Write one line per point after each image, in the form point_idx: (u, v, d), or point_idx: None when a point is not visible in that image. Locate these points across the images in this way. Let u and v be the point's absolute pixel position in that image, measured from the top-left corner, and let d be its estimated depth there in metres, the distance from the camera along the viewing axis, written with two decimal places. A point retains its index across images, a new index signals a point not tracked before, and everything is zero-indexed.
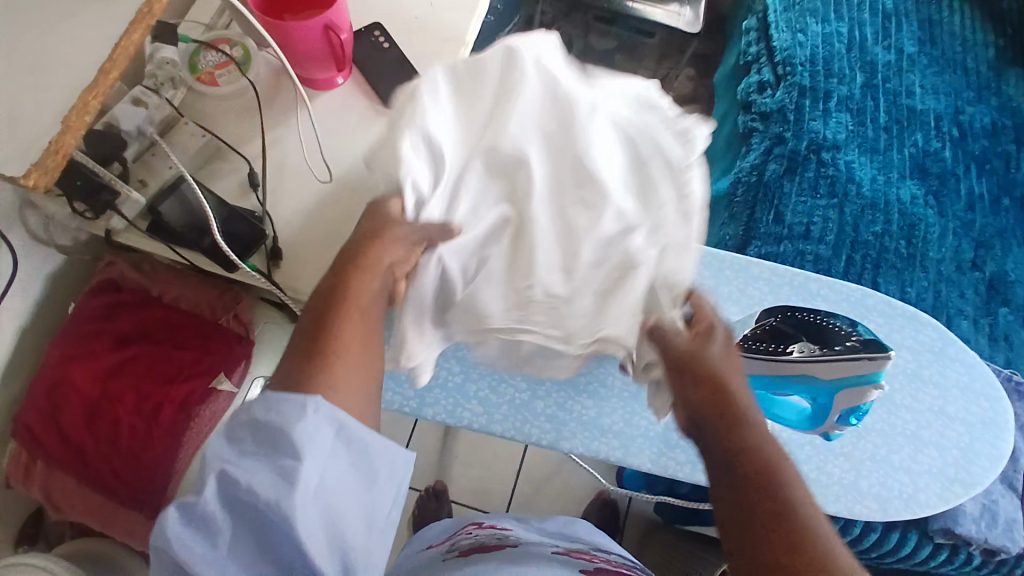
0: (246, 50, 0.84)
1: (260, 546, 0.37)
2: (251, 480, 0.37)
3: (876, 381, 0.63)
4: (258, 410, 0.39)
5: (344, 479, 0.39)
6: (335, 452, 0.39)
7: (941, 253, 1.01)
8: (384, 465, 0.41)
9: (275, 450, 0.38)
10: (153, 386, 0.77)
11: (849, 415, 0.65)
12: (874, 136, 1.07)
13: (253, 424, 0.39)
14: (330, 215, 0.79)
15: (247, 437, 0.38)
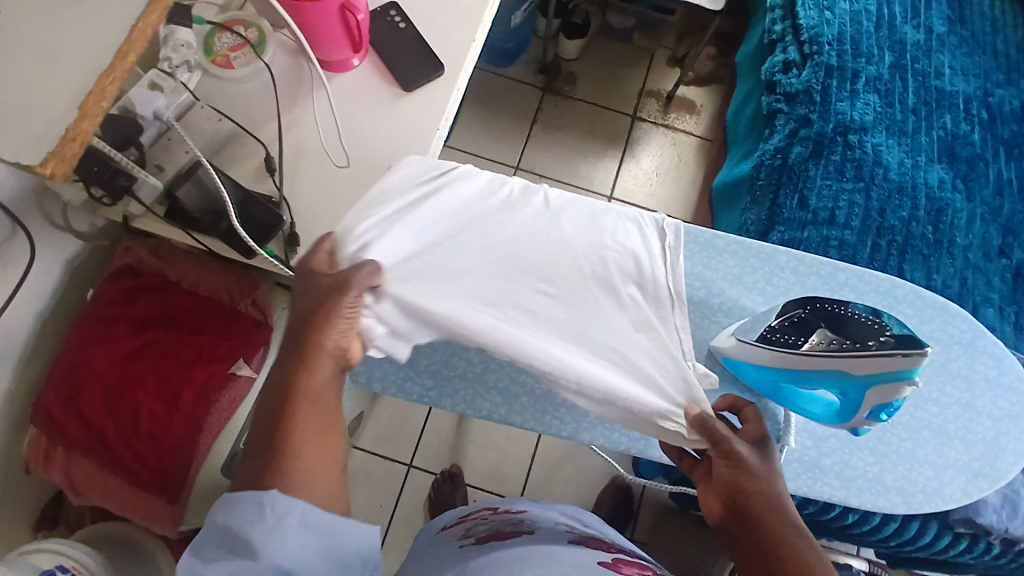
0: (261, 31, 0.82)
1: None
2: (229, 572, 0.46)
3: (912, 379, 0.59)
4: (224, 513, 0.47)
5: (310, 560, 0.47)
6: (298, 541, 0.47)
7: (968, 240, 0.98)
8: (349, 539, 0.49)
9: (243, 547, 0.46)
10: (172, 370, 0.77)
11: (879, 411, 0.63)
12: (902, 118, 1.03)
13: (221, 525, 0.47)
14: (347, 202, 0.79)
15: (214, 543, 0.47)
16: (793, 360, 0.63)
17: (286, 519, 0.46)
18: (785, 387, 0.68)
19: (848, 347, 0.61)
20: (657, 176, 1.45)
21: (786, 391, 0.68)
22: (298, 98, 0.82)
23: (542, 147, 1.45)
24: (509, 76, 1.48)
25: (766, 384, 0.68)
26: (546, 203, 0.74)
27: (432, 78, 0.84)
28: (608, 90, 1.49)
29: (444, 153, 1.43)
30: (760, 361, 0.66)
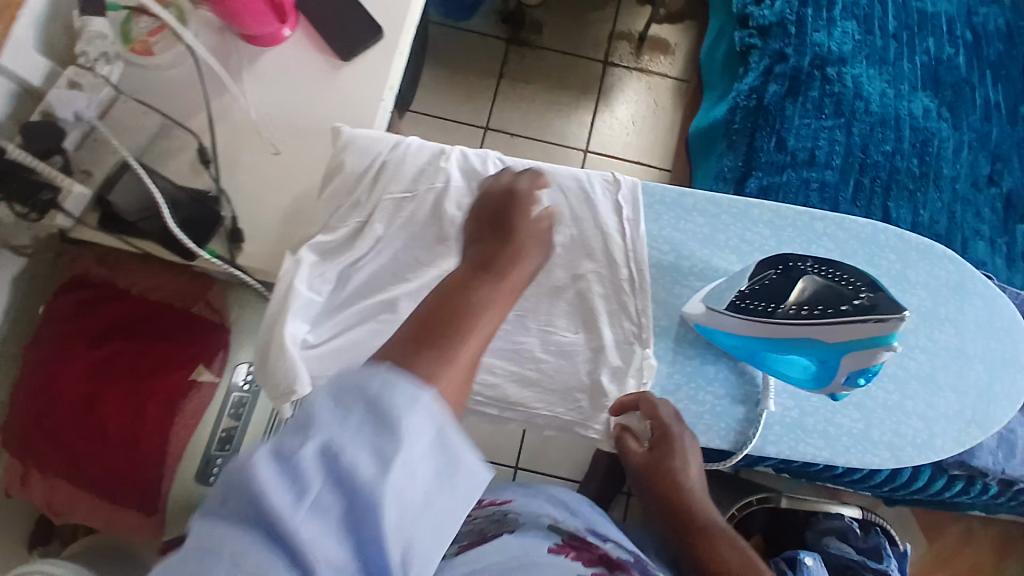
0: (181, 11, 0.76)
1: (327, 534, 0.33)
2: (341, 450, 0.33)
3: (889, 344, 0.56)
4: (375, 381, 0.35)
5: (427, 489, 0.36)
6: (428, 455, 0.36)
7: (956, 170, 0.94)
8: (463, 481, 0.38)
9: (377, 427, 0.34)
10: (133, 384, 0.74)
11: (858, 376, 0.59)
12: (883, 45, 0.97)
13: (359, 380, 0.35)
14: (290, 189, 0.74)
15: (353, 407, 0.35)
16: (767, 327, 0.60)
17: (429, 433, 0.36)
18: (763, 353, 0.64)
19: (819, 312, 0.57)
20: (634, 124, 1.38)
21: (763, 357, 0.64)
22: (228, 80, 0.76)
23: (511, 104, 1.38)
24: (470, 29, 1.40)
25: (745, 349, 0.64)
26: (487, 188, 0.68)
27: (371, 45, 0.78)
28: (575, 36, 1.41)
29: (409, 120, 1.35)
30: (735, 328, 0.63)
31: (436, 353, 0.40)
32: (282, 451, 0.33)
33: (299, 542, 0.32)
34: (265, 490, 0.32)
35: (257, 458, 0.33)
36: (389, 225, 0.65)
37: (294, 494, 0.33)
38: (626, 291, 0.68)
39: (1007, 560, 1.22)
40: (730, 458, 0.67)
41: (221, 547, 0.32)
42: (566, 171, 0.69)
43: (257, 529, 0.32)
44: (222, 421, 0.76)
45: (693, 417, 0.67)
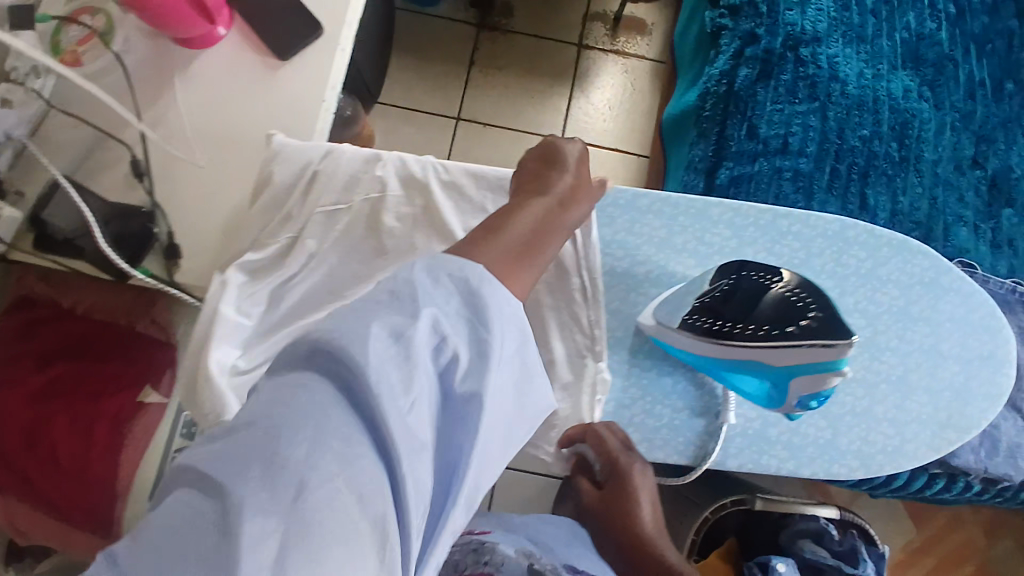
0: (110, 17, 0.73)
1: (431, 403, 0.41)
2: (444, 332, 0.42)
3: (837, 369, 0.54)
4: (474, 275, 0.45)
5: (505, 387, 0.45)
6: (511, 360, 0.45)
7: (937, 153, 0.89)
8: (529, 393, 0.47)
9: (471, 319, 0.44)
10: (84, 405, 0.74)
11: (809, 399, 0.58)
12: (861, 22, 0.92)
13: (458, 276, 0.45)
14: (226, 201, 0.71)
15: (454, 301, 0.44)
16: (718, 347, 0.59)
17: (508, 335, 0.45)
18: (718, 368, 0.62)
19: (766, 335, 0.56)
20: (610, 110, 1.33)
21: (720, 374, 0.62)
22: (160, 88, 0.73)
23: (483, 93, 1.33)
24: (438, 15, 1.35)
25: (701, 363, 0.62)
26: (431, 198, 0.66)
27: (310, 42, 0.74)
28: (547, 19, 1.36)
29: (376, 113, 1.31)
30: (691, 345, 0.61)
31: (513, 256, 0.50)
32: (391, 326, 0.41)
33: (397, 405, 0.39)
34: (380, 352, 0.39)
35: (372, 330, 0.40)
36: (321, 240, 0.64)
37: (401, 373, 0.40)
38: (579, 302, 0.66)
39: (997, 545, 1.20)
40: (691, 473, 0.67)
41: (321, 405, 0.38)
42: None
43: (360, 392, 0.39)
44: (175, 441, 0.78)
45: (650, 431, 0.67)
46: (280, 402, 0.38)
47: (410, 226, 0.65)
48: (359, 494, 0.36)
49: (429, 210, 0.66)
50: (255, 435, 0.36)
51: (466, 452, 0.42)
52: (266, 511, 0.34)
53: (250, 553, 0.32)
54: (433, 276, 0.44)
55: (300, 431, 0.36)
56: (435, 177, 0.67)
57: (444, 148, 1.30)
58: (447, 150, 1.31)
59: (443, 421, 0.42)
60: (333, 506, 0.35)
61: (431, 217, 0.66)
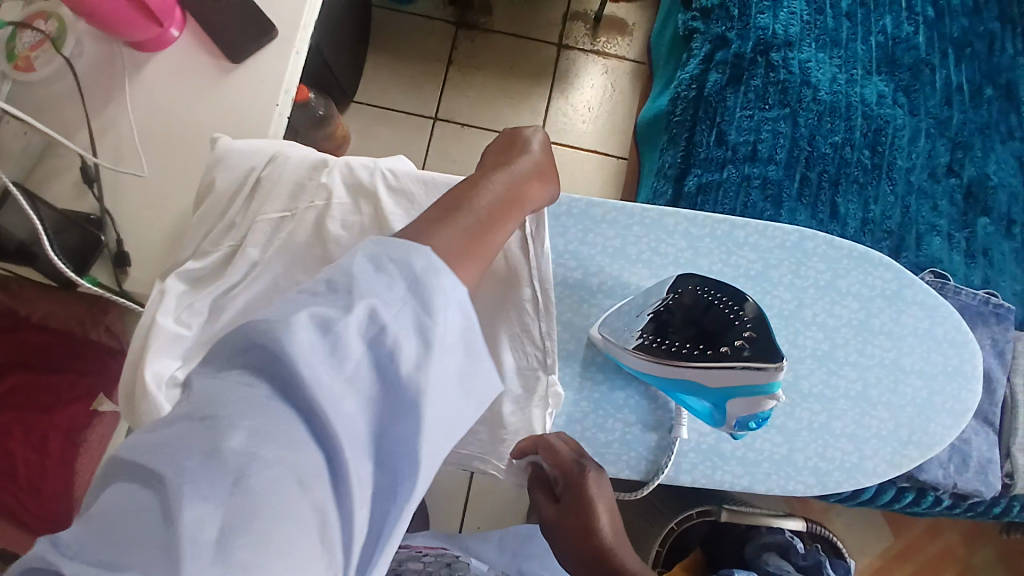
0: (62, 21, 0.72)
1: (364, 402, 0.35)
2: (383, 324, 0.36)
3: (771, 392, 0.57)
4: (421, 260, 0.38)
5: (451, 382, 0.39)
6: (456, 351, 0.38)
7: (911, 161, 0.87)
8: (479, 385, 0.41)
9: (416, 306, 0.37)
10: (37, 415, 0.77)
11: (748, 421, 0.60)
12: (835, 26, 0.90)
13: (402, 259, 0.37)
14: (178, 207, 0.71)
15: (398, 283, 0.37)
16: (662, 367, 0.61)
17: (459, 320, 0.38)
18: (665, 386, 0.62)
19: (708, 356, 0.59)
20: (590, 110, 1.32)
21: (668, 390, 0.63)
22: (111, 91, 0.72)
23: (461, 92, 1.32)
24: (416, 13, 1.34)
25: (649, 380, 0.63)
26: (379, 205, 0.65)
27: (264, 46, 0.73)
28: (526, 17, 1.34)
29: (352, 111, 1.29)
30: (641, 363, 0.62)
31: (469, 235, 0.46)
32: (318, 317, 0.35)
33: (330, 399, 0.34)
34: (303, 352, 0.33)
35: (296, 322, 0.34)
36: (266, 248, 0.63)
37: (328, 367, 0.34)
38: (532, 314, 0.64)
39: (979, 553, 1.17)
40: (643, 488, 0.66)
41: (251, 400, 0.33)
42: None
43: (291, 388, 0.34)
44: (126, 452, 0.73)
45: (602, 446, 0.66)
46: (214, 394, 0.33)
47: (358, 235, 0.64)
48: (302, 478, 0.33)
49: (378, 218, 0.65)
50: (189, 428, 0.32)
51: (413, 448, 0.37)
52: (203, 505, 0.30)
53: (191, 542, 0.29)
54: (374, 259, 0.37)
55: (229, 426, 0.32)
56: (383, 183, 0.66)
57: (421, 148, 1.29)
58: (424, 149, 1.29)
59: (388, 417, 0.36)
60: (270, 496, 0.31)
61: (379, 225, 0.65)
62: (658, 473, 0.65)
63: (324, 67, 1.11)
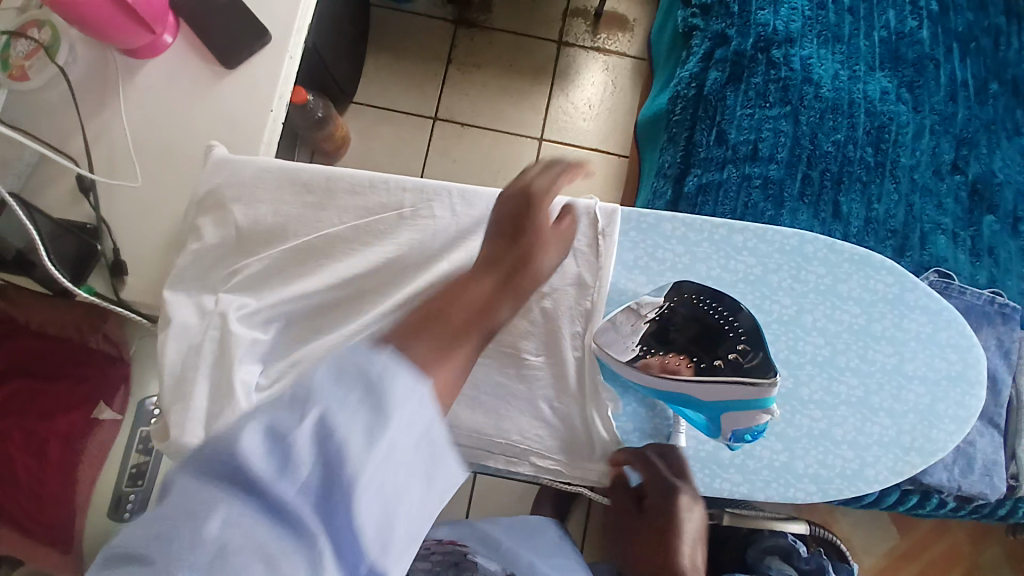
0: (56, 30, 0.72)
1: (319, 516, 0.31)
2: (338, 431, 0.31)
3: (765, 406, 0.58)
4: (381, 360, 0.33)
5: (410, 484, 0.34)
6: (416, 453, 0.34)
7: (915, 158, 0.85)
8: (441, 478, 0.36)
9: (375, 413, 0.32)
10: (37, 422, 0.74)
11: (744, 433, 0.60)
12: (837, 22, 0.88)
13: (361, 360, 0.33)
14: (168, 214, 0.71)
15: (355, 387, 0.32)
16: (659, 381, 0.61)
17: (422, 420, 0.34)
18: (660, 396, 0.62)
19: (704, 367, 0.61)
20: (590, 108, 1.31)
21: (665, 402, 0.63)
22: (105, 98, 0.73)
23: (461, 91, 1.31)
24: (415, 12, 1.33)
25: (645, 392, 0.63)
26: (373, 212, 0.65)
27: (256, 50, 0.73)
28: (526, 13, 1.33)
29: (351, 112, 1.29)
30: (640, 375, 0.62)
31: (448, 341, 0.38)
32: (267, 424, 0.31)
33: (282, 515, 0.30)
34: (246, 463, 0.30)
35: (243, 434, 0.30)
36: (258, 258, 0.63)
37: (281, 483, 0.30)
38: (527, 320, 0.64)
39: (986, 552, 1.15)
40: None
41: (201, 515, 0.29)
42: (480, 192, 0.64)
43: (244, 502, 0.30)
44: (131, 457, 0.75)
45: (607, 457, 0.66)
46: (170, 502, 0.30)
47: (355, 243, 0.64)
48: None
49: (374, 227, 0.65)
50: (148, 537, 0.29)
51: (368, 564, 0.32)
52: None
53: None
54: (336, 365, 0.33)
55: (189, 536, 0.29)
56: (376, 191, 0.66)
57: (421, 147, 1.28)
58: (424, 149, 1.28)
59: (340, 533, 0.31)
60: None
61: (369, 228, 0.63)
62: None
63: (323, 69, 1.10)
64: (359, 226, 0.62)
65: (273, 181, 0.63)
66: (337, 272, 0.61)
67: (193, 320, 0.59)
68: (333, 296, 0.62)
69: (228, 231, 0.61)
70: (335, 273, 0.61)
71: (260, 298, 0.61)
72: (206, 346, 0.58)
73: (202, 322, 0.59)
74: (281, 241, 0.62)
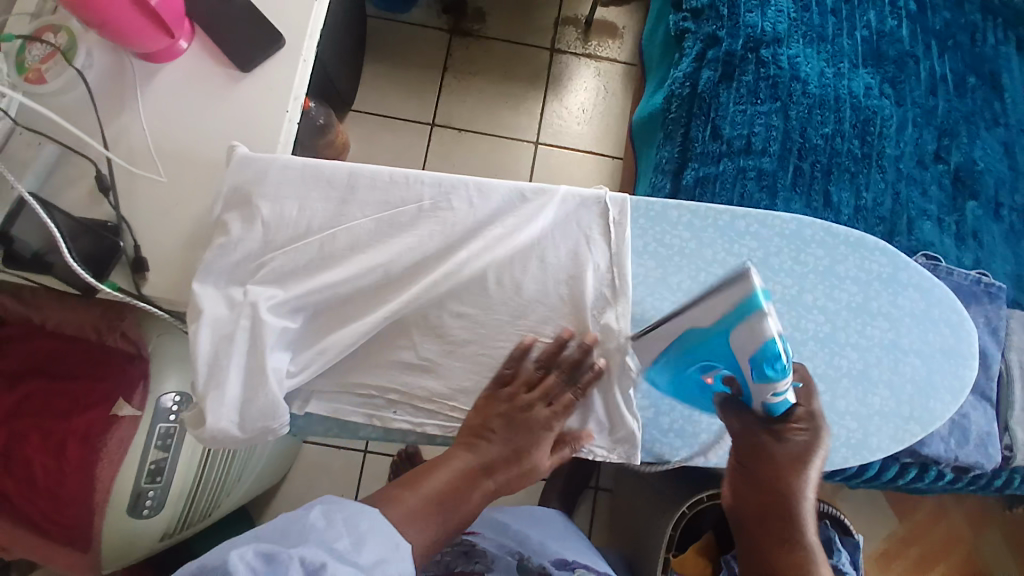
0: (72, 34, 0.74)
1: None
2: (323, 561, 0.42)
3: (753, 306, 0.54)
4: (366, 521, 0.47)
5: None
6: None
7: (900, 149, 0.90)
8: None
9: (353, 554, 0.44)
10: (54, 422, 0.74)
11: (760, 361, 0.54)
12: (821, 22, 0.93)
13: (351, 519, 0.46)
14: (190, 212, 0.73)
15: (343, 534, 0.45)
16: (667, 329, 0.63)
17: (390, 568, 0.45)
18: (678, 360, 0.63)
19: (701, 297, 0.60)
20: (584, 112, 1.35)
21: (686, 366, 0.63)
22: (125, 101, 0.74)
23: (458, 98, 1.34)
24: (411, 22, 1.36)
25: (666, 364, 0.64)
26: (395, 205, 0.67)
27: (271, 53, 0.75)
28: (519, 23, 1.37)
29: (351, 119, 1.32)
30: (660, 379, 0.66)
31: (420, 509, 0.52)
32: (262, 551, 0.40)
33: None
34: None
35: (241, 552, 0.40)
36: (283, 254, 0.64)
37: None
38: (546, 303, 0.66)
39: (986, 534, 1.19)
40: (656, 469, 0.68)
41: None
42: (496, 184, 0.67)
43: None
44: (150, 453, 0.73)
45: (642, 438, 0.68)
46: None
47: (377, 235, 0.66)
48: None
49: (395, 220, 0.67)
50: None
51: None
52: None
53: None
54: (327, 518, 0.46)
55: None
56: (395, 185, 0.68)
57: (420, 154, 1.31)
58: (423, 156, 1.31)
59: None
60: None
61: (392, 220, 0.65)
62: (681, 457, 0.68)
63: (324, 76, 1.13)
64: (382, 218, 0.65)
65: (297, 176, 0.65)
66: (360, 262, 0.63)
67: (222, 311, 0.60)
68: (357, 286, 0.63)
69: (255, 224, 0.63)
70: (360, 262, 0.64)
71: (288, 289, 0.62)
72: (238, 335, 0.60)
73: (231, 313, 0.60)
74: (305, 237, 0.64)
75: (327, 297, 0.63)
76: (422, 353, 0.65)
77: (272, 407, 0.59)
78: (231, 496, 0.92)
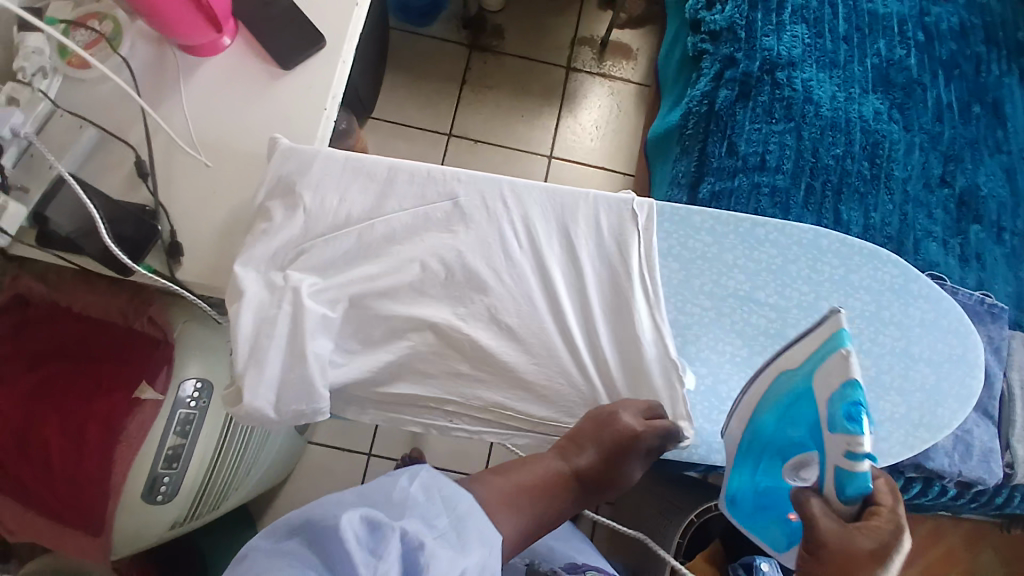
0: (116, 23, 0.76)
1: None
2: (421, 539, 0.46)
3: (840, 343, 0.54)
4: (465, 505, 0.50)
5: None
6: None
7: (907, 172, 0.94)
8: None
9: (447, 535, 0.48)
10: (74, 404, 0.74)
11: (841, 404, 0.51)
12: (833, 48, 0.98)
13: (449, 499, 0.50)
14: (229, 201, 0.75)
15: (442, 516, 0.49)
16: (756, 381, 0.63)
17: (481, 552, 0.49)
18: (765, 434, 0.62)
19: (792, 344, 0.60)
20: (597, 129, 1.39)
21: (772, 438, 0.61)
22: (167, 90, 0.76)
23: (474, 110, 1.38)
24: (430, 35, 1.40)
25: (751, 431, 0.62)
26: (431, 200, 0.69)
27: (313, 52, 0.78)
28: (536, 40, 1.42)
29: (370, 124, 1.35)
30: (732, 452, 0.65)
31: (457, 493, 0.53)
32: (369, 516, 0.45)
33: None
34: (350, 539, 0.43)
35: (349, 515, 0.45)
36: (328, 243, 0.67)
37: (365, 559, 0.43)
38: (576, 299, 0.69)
39: (982, 556, 1.21)
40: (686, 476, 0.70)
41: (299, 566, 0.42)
42: (528, 186, 0.70)
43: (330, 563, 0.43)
44: (169, 438, 0.73)
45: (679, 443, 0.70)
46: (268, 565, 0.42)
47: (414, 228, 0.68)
48: None
49: None
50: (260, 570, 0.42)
51: None
52: None
53: None
54: (427, 493, 0.50)
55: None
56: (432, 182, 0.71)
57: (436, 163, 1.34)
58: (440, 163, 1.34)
59: None
60: None
61: (429, 215, 0.68)
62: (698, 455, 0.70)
63: None
64: (419, 213, 0.68)
65: (339, 169, 0.68)
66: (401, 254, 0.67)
67: (263, 294, 0.62)
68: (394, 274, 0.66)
69: (297, 212, 0.65)
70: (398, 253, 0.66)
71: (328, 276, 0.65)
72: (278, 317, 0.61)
73: (272, 297, 0.62)
74: (343, 227, 0.66)
75: (366, 285, 0.65)
76: (453, 343, 0.67)
77: (308, 392, 0.61)
78: (240, 489, 0.91)
